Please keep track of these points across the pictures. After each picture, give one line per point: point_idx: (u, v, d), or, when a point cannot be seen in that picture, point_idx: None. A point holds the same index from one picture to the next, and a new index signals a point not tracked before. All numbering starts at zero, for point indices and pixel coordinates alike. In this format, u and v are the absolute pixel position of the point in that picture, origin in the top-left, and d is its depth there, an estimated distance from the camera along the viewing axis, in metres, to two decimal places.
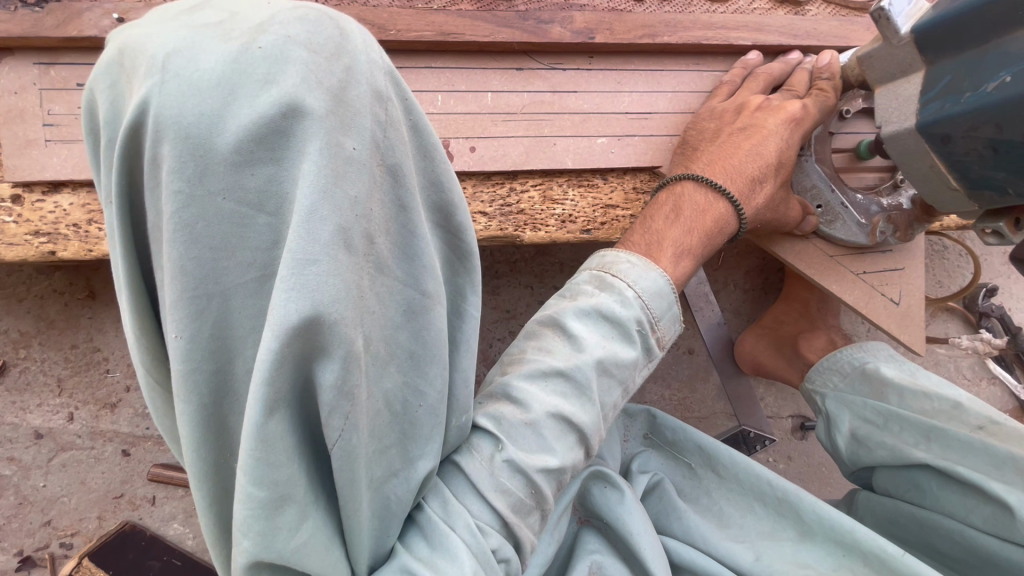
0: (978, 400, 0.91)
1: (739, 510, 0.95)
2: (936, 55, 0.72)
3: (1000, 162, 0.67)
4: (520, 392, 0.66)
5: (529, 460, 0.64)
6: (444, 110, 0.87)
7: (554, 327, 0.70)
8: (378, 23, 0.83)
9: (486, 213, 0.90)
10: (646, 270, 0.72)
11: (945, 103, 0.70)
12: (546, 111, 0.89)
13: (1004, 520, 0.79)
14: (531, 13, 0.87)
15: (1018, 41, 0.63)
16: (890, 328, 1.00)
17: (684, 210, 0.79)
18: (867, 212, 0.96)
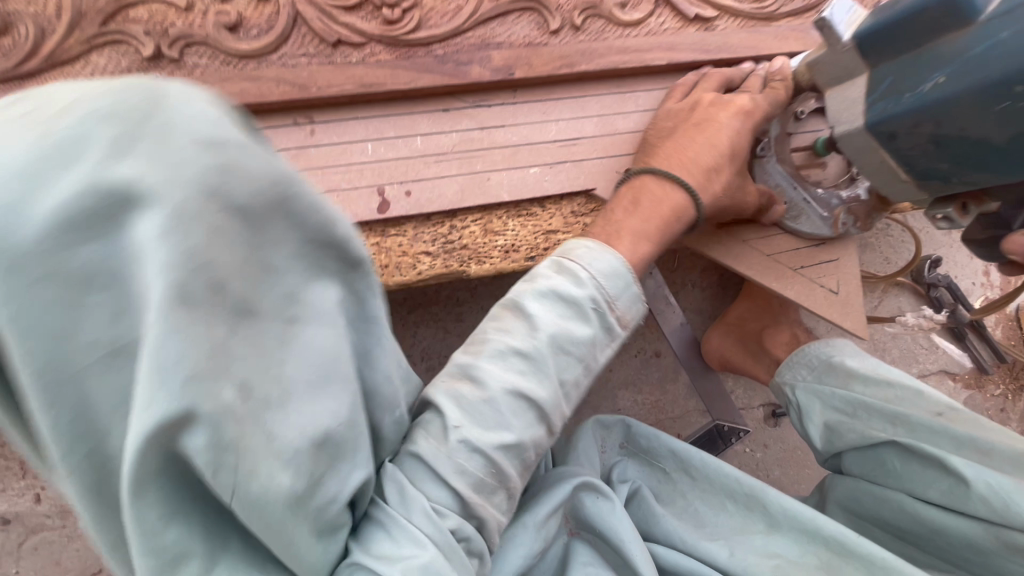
0: (935, 389, 0.96)
1: (715, 509, 0.97)
2: (876, 58, 0.74)
3: (944, 153, 0.70)
4: (476, 373, 0.63)
5: (484, 437, 0.61)
6: (376, 159, 0.89)
7: (511, 308, 0.68)
8: (299, 82, 0.83)
9: (428, 252, 0.92)
10: (598, 254, 0.70)
11: (888, 103, 0.72)
12: (476, 148, 0.91)
13: (960, 492, 0.82)
14: (449, 56, 0.88)
15: (951, 43, 0.66)
16: (832, 317, 1.04)
17: (642, 205, 0.80)
18: (829, 204, 1.00)
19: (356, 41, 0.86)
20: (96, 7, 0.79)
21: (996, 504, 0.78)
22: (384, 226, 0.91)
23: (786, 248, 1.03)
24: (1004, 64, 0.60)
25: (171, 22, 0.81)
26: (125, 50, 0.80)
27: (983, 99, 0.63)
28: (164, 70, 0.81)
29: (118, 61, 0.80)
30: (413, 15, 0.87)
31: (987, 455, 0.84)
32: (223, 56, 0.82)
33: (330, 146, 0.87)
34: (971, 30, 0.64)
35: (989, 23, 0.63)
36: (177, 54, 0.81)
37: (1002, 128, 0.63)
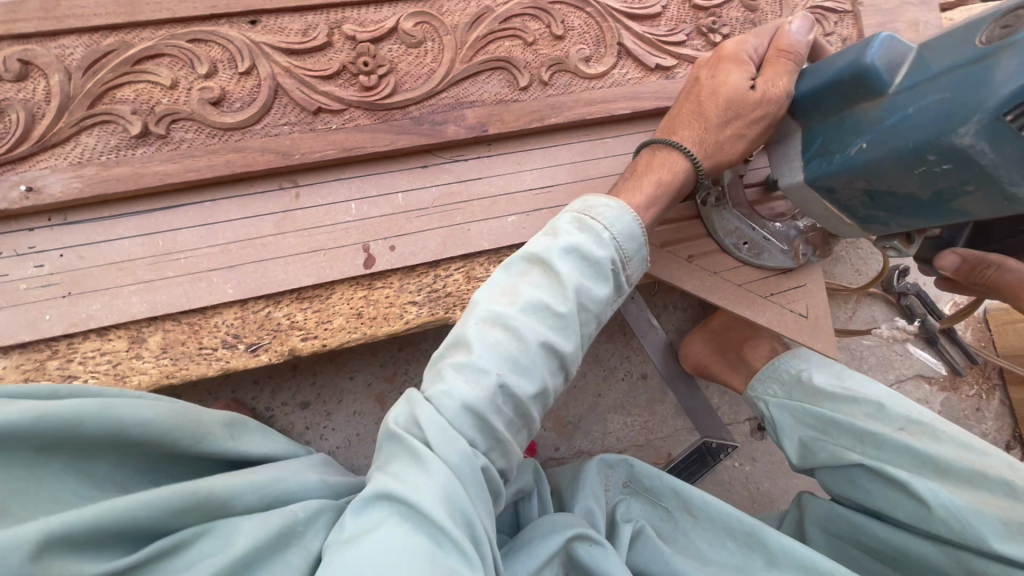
0: (897, 397, 1.00)
1: (714, 547, 1.03)
2: (805, 119, 0.82)
3: (878, 205, 0.77)
4: (447, 380, 0.63)
5: (523, 384, 0.65)
6: (360, 217, 0.93)
7: (538, 268, 0.70)
8: (282, 150, 0.87)
9: (415, 302, 0.96)
10: (580, 229, 0.72)
11: (822, 162, 0.79)
12: (455, 200, 0.96)
13: (925, 515, 0.87)
14: (425, 116, 0.92)
15: (867, 112, 0.72)
16: (804, 339, 1.09)
17: (677, 166, 0.81)
18: (788, 238, 1.07)
19: (336, 108, 0.90)
20: (85, 90, 0.82)
21: (958, 526, 0.83)
22: (370, 279, 0.95)
23: (756, 275, 1.08)
24: (914, 138, 0.66)
25: (157, 100, 0.84)
26: (113, 128, 0.84)
27: (905, 164, 0.69)
28: (151, 146, 0.84)
29: (107, 140, 0.83)
30: (390, 80, 0.91)
31: (948, 473, 0.88)
32: (208, 129, 0.86)
33: (315, 208, 0.91)
34: (884, 101, 0.70)
35: (897, 96, 0.68)
36: (164, 130, 0.84)
37: (924, 185, 0.69)
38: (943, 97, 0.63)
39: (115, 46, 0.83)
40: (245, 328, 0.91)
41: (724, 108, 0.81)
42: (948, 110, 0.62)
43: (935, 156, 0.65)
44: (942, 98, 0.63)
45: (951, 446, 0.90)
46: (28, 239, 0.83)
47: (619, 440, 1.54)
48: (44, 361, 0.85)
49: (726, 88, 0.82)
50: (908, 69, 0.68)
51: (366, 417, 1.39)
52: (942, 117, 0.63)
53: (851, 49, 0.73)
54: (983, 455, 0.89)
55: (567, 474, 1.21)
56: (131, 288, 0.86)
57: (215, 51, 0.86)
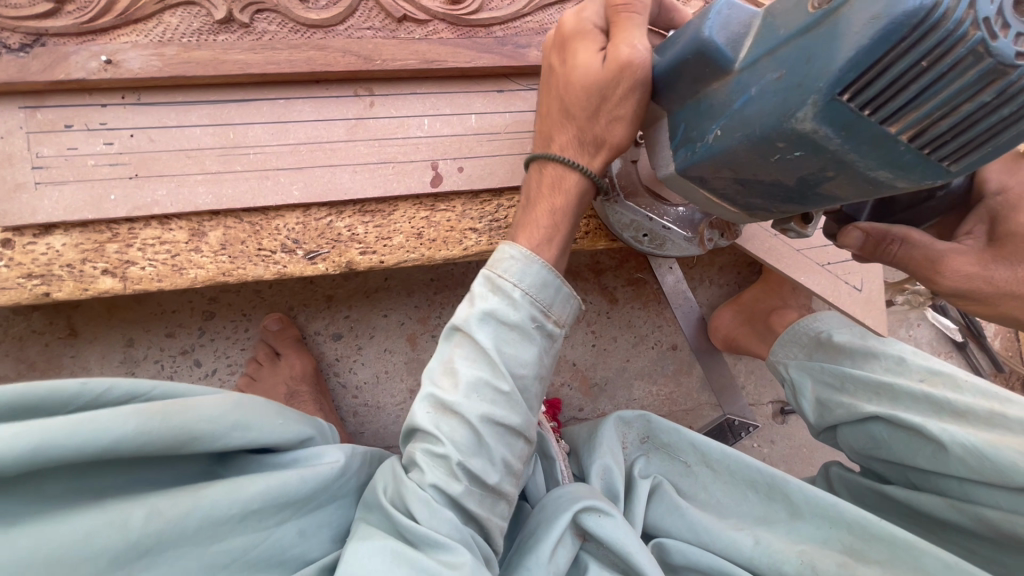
0: (919, 354, 1.00)
1: (734, 500, 1.00)
2: (669, 103, 0.66)
3: (754, 191, 0.63)
4: (414, 468, 0.65)
5: (484, 463, 0.65)
6: (432, 134, 0.91)
7: (462, 341, 0.68)
8: (364, 54, 0.85)
9: (475, 229, 0.95)
10: (491, 294, 0.68)
11: (686, 152, 0.63)
12: (528, 128, 0.94)
13: (943, 458, 0.84)
14: (509, 38, 0.91)
15: (717, 94, 0.58)
16: (856, 314, 1.11)
17: (567, 181, 0.74)
18: (691, 221, 0.95)
19: (421, 18, 0.88)
20: None
21: (979, 467, 0.79)
22: (434, 200, 0.94)
23: (814, 244, 1.08)
24: (761, 123, 0.52)
25: None
26: (197, 11, 0.82)
27: (759, 152, 0.55)
28: (234, 33, 0.83)
29: (190, 22, 0.81)
30: None
31: (967, 417, 0.86)
32: (292, 24, 0.84)
33: (389, 119, 0.89)
34: (730, 80, 0.56)
35: (740, 74, 0.55)
36: (248, 19, 0.82)
37: (787, 172, 0.56)
38: (781, 75, 0.50)
39: None
40: (305, 234, 0.89)
41: (584, 98, 0.70)
42: (787, 90, 0.49)
43: (785, 142, 0.52)
44: (778, 78, 0.50)
45: (972, 396, 0.89)
46: (101, 115, 0.81)
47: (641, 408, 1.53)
48: (105, 243, 0.83)
49: (579, 77, 0.70)
50: (753, 39, 0.55)
51: (396, 356, 1.38)
52: (781, 98, 0.50)
53: (696, 21, 0.60)
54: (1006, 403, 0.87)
55: (583, 432, 1.20)
56: (198, 178, 0.84)
57: None
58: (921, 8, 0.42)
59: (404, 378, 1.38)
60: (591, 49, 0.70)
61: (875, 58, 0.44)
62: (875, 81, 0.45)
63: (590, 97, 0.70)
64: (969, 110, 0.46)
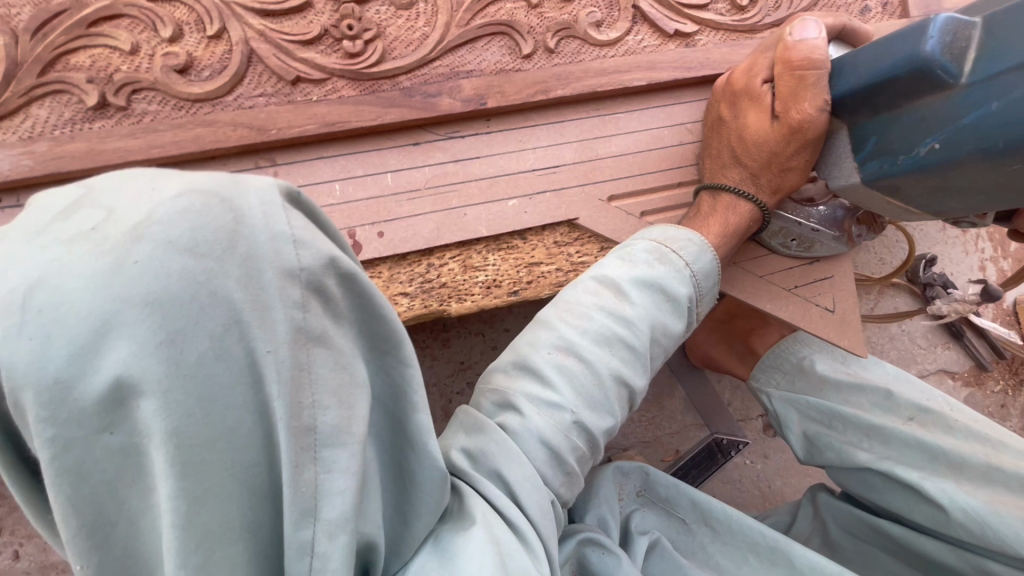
0: (910, 388, 0.93)
1: (735, 562, 0.93)
2: (851, 118, 0.70)
3: (946, 193, 0.64)
4: (520, 411, 0.60)
5: (594, 421, 0.62)
6: (344, 199, 0.84)
7: (610, 289, 0.68)
8: (257, 124, 0.78)
9: (407, 293, 0.87)
10: (659, 261, 0.71)
11: (883, 163, 0.67)
12: (450, 181, 0.87)
13: (945, 520, 0.79)
14: (417, 88, 0.83)
15: (932, 106, 0.60)
16: (829, 336, 1.00)
17: (741, 208, 0.78)
18: (835, 220, 0.94)
19: (317, 77, 0.80)
20: (33, 55, 0.73)
21: (979, 531, 0.75)
22: None
23: (776, 268, 1.00)
24: (1005, 138, 0.54)
25: (115, 67, 0.75)
26: (68, 99, 0.75)
27: (992, 162, 0.57)
28: (111, 118, 0.76)
29: (60, 111, 0.75)
30: (377, 46, 0.82)
31: (962, 469, 0.81)
32: (174, 100, 0.77)
33: (296, 188, 0.82)
34: (954, 95, 0.58)
35: (970, 89, 0.56)
36: (124, 101, 0.75)
37: (1013, 182, 0.57)
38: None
39: (67, 5, 0.74)
40: None
41: (756, 152, 0.77)
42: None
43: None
44: None
45: (965, 439, 0.84)
46: None
47: (625, 437, 1.47)
48: None
49: (748, 128, 0.78)
50: (977, 53, 0.56)
51: None
52: None
53: (906, 36, 0.61)
54: (1002, 447, 0.82)
55: (575, 482, 1.09)
56: None
57: (181, 12, 0.77)
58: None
59: None
60: (757, 102, 0.78)
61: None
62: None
63: (762, 150, 0.76)
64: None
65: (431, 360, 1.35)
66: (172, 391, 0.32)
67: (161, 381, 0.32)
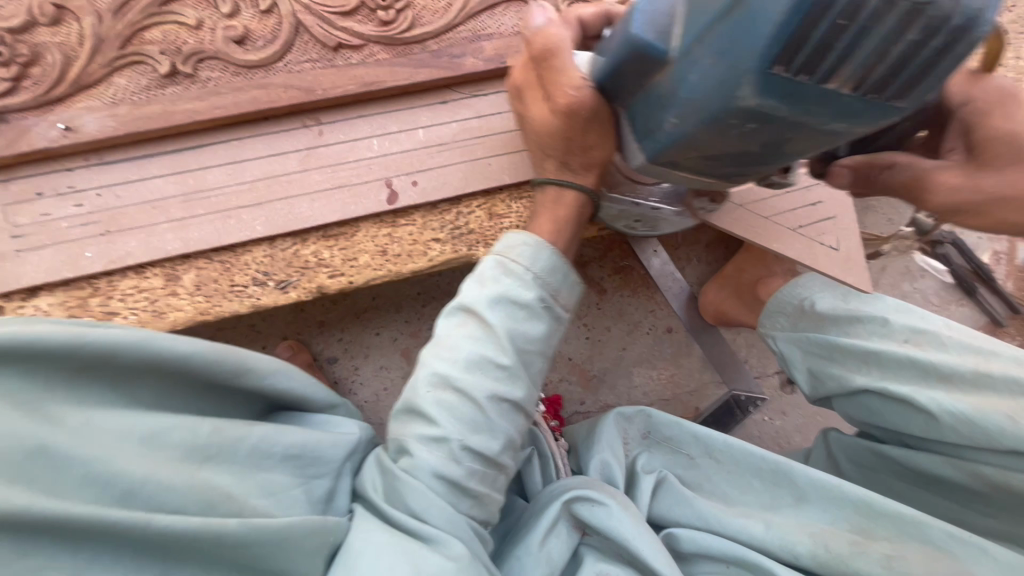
0: (904, 315, 1.01)
1: (740, 489, 0.99)
2: (622, 100, 0.68)
3: (732, 161, 0.60)
4: (412, 453, 0.68)
5: (481, 442, 0.69)
6: (382, 153, 0.93)
7: (465, 316, 0.72)
8: (305, 86, 0.89)
9: (439, 239, 0.96)
10: (504, 277, 0.73)
11: (651, 144, 0.64)
12: (476, 134, 0.96)
13: (938, 427, 0.86)
14: (444, 50, 0.93)
15: (664, 84, 0.57)
16: (836, 275, 1.07)
17: (566, 199, 0.83)
18: (677, 197, 0.92)
19: (356, 43, 0.91)
20: (115, 32, 0.85)
21: (970, 432, 0.82)
22: (394, 216, 0.96)
23: (782, 210, 1.07)
24: (705, 109, 0.51)
25: (183, 40, 0.86)
26: (144, 69, 0.86)
27: (717, 132, 0.53)
28: (180, 85, 0.87)
29: (138, 80, 0.86)
30: (407, 14, 0.92)
31: (955, 381, 0.88)
32: (233, 68, 0.88)
33: (339, 144, 0.92)
34: (672, 70, 0.55)
35: (680, 62, 0.53)
36: (192, 69, 0.86)
37: (752, 142, 0.54)
38: (713, 63, 0.49)
39: None
40: (273, 266, 0.92)
41: (554, 141, 0.79)
42: (723, 74, 0.48)
43: (738, 120, 0.50)
44: (712, 63, 0.49)
45: (956, 355, 0.91)
46: (69, 179, 0.86)
47: (644, 395, 1.53)
48: (87, 298, 0.87)
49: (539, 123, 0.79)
50: (682, 27, 0.53)
51: (393, 372, 1.41)
52: (721, 82, 0.48)
53: (625, 24, 0.61)
54: (993, 359, 0.89)
55: (582, 430, 1.18)
56: (164, 226, 0.88)
57: None
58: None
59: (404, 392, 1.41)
60: (537, 99, 0.79)
61: (797, 35, 0.43)
62: (803, 51, 0.43)
63: (558, 138, 0.78)
64: (903, 49, 0.44)
65: None
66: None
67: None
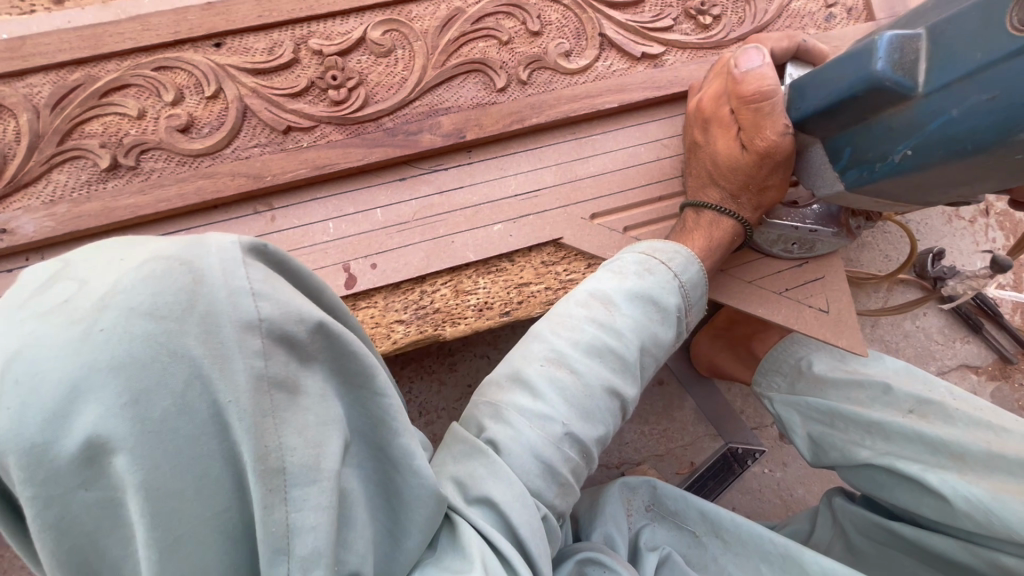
0: (907, 379, 0.93)
1: (748, 575, 0.90)
2: (824, 133, 0.71)
3: (957, 183, 0.61)
4: (510, 422, 0.61)
5: (586, 430, 0.63)
6: (338, 236, 0.89)
7: (603, 298, 0.70)
8: (253, 172, 0.85)
9: (402, 320, 0.91)
10: (647, 272, 0.73)
11: (862, 171, 0.69)
12: (437, 212, 0.91)
13: (950, 512, 0.77)
14: (399, 127, 0.89)
15: (897, 116, 0.61)
16: (824, 337, 0.99)
17: (723, 225, 0.82)
18: (833, 216, 0.94)
19: (306, 125, 0.87)
20: (53, 127, 0.81)
21: (986, 521, 0.73)
22: (353, 300, 0.90)
23: (766, 272, 1.01)
24: (968, 141, 0.55)
25: (125, 131, 0.83)
26: (84, 163, 0.82)
27: (963, 164, 0.57)
28: (122, 178, 0.83)
29: (78, 175, 0.82)
30: (360, 92, 0.88)
31: (965, 459, 0.79)
32: (178, 156, 0.84)
33: (292, 229, 0.87)
34: (915, 104, 0.58)
35: (929, 98, 0.57)
36: (133, 161, 0.83)
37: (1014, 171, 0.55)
38: (993, 99, 0.51)
39: (81, 80, 0.82)
40: None
41: (731, 174, 0.80)
42: (1006, 111, 0.51)
43: (1004, 152, 0.53)
44: (991, 99, 0.52)
45: (965, 428, 0.83)
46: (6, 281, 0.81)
47: (637, 451, 1.46)
48: None
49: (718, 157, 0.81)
50: (930, 64, 0.57)
51: None
52: (999, 120, 0.51)
53: (851, 59, 0.62)
54: (1005, 435, 0.80)
55: (583, 499, 1.09)
56: None
57: (181, 77, 0.85)
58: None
59: None
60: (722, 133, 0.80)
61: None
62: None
63: (736, 173, 0.79)
64: None
65: (439, 386, 1.38)
66: (139, 449, 0.34)
67: (130, 437, 0.34)
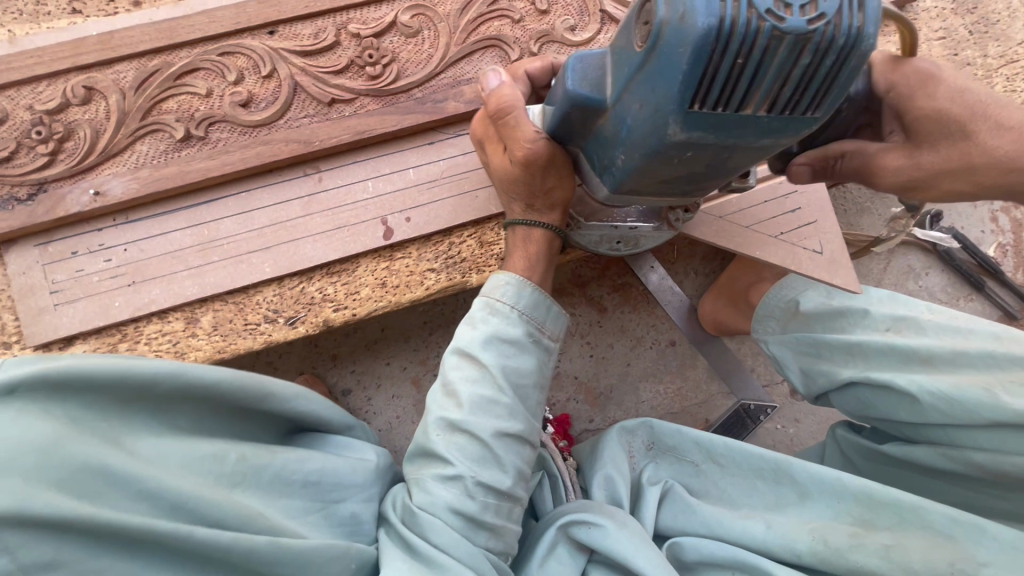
0: (884, 303, 1.04)
1: (745, 492, 0.98)
2: (579, 142, 0.74)
3: (691, 174, 0.63)
4: (428, 490, 0.72)
5: (493, 476, 0.73)
6: (377, 194, 1.01)
7: (461, 358, 0.76)
8: (304, 139, 0.98)
9: (433, 269, 1.02)
10: (490, 316, 0.78)
11: (609, 177, 0.69)
12: (462, 170, 1.03)
13: (920, 410, 0.86)
14: (427, 97, 1.02)
15: (607, 127, 0.64)
16: (820, 276, 1.08)
17: (534, 233, 0.86)
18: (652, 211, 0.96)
19: (348, 97, 1.00)
20: (136, 106, 0.96)
21: (951, 409, 0.82)
22: (391, 250, 1.02)
23: (762, 218, 1.10)
24: (645, 144, 0.57)
25: (196, 108, 0.97)
26: (161, 136, 0.97)
27: (661, 162, 0.59)
28: (194, 147, 0.97)
29: (157, 146, 0.96)
30: (392, 68, 1.01)
31: (933, 361, 0.89)
32: (240, 127, 0.98)
33: (337, 189, 1.00)
34: (612, 114, 0.61)
35: (617, 106, 0.59)
36: (203, 132, 0.97)
37: (696, 164, 0.60)
38: (642, 107, 0.55)
39: (159, 66, 0.96)
40: (283, 302, 0.98)
41: (519, 187, 0.82)
42: (651, 117, 0.54)
43: (675, 153, 0.57)
44: (640, 108, 0.55)
45: (935, 336, 0.93)
46: (99, 237, 0.95)
47: (652, 409, 1.54)
48: (116, 344, 0.94)
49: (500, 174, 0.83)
50: (613, 78, 0.61)
51: (405, 400, 1.46)
52: (650, 124, 0.55)
53: (567, 78, 0.66)
54: (970, 336, 0.91)
55: (587, 447, 1.15)
56: (184, 274, 0.95)
57: (241, 60, 0.99)
58: (710, 26, 0.47)
59: (416, 419, 1.46)
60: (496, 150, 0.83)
61: (698, 77, 0.50)
62: (711, 90, 0.51)
63: (519, 184, 0.82)
64: (800, 71, 0.50)
65: None
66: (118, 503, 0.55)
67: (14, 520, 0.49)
